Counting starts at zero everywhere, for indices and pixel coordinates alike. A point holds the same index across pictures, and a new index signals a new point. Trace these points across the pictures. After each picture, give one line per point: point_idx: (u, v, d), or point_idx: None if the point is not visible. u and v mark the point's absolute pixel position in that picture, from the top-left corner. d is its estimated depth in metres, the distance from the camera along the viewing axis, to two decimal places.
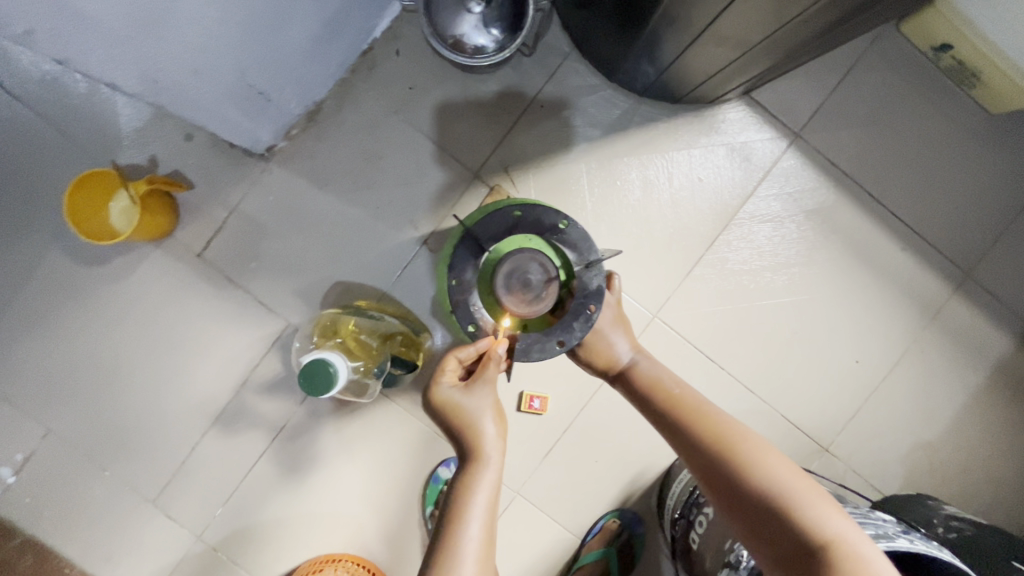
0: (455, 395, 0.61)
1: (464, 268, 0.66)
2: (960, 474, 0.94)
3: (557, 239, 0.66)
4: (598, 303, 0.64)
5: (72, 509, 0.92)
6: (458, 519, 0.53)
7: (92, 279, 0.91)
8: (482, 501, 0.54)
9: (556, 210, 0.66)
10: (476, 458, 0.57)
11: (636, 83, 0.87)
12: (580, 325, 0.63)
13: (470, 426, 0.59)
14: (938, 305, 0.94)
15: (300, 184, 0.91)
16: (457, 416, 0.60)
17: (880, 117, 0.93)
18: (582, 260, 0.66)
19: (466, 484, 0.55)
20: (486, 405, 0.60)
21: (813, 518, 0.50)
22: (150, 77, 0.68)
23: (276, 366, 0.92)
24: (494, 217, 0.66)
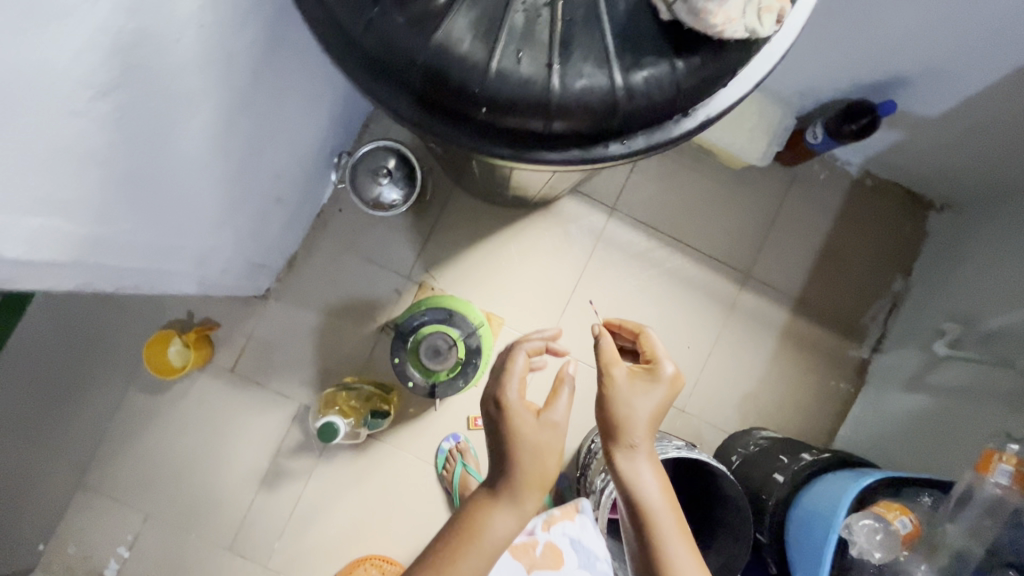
0: (518, 415, 0.76)
1: (398, 349, 1.05)
2: (773, 407, 1.39)
3: (449, 323, 1.05)
4: (478, 355, 1.04)
5: (174, 565, 1.30)
6: (475, 537, 0.74)
7: (160, 402, 1.31)
8: (500, 531, 0.74)
9: (444, 306, 1.06)
10: (509, 488, 0.75)
11: (499, 199, 1.32)
12: (470, 370, 1.03)
13: (515, 453, 0.75)
14: (733, 299, 1.40)
15: (291, 309, 1.34)
16: (510, 443, 0.76)
17: (665, 185, 1.39)
18: (466, 330, 1.05)
19: (491, 507, 0.75)
20: (549, 432, 0.77)
21: None
22: (212, 287, 1.08)
23: (299, 435, 1.32)
24: (409, 318, 1.07)
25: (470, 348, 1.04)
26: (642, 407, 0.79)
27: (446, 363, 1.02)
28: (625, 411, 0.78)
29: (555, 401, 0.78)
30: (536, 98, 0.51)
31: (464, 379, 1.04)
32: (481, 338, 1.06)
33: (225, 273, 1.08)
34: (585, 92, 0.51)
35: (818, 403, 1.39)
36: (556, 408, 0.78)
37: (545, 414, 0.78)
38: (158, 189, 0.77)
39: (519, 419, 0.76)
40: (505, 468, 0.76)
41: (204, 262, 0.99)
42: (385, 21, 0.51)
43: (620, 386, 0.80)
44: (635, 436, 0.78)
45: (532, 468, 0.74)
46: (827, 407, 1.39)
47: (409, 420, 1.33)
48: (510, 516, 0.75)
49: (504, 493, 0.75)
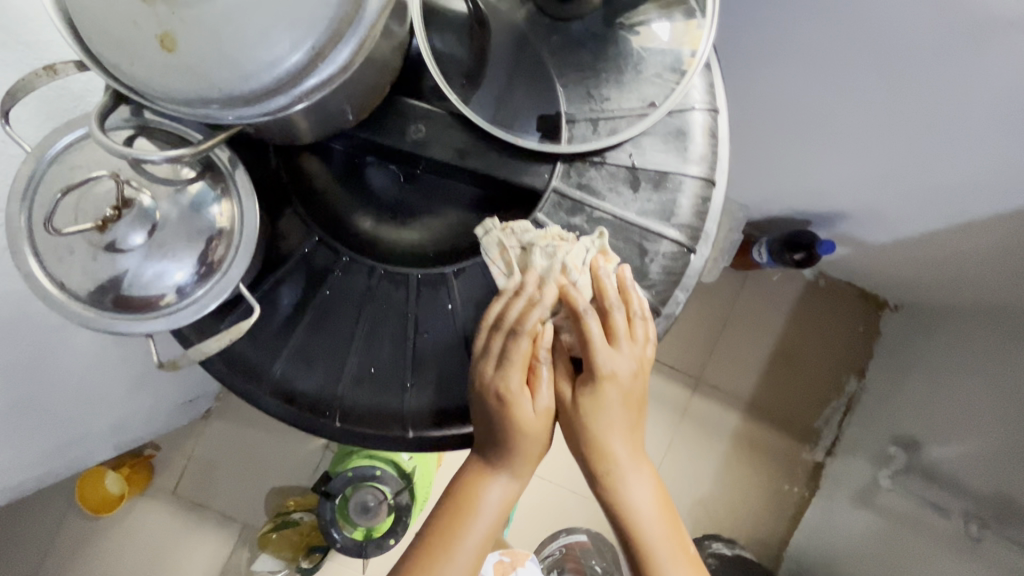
0: (509, 393, 0.52)
1: (324, 507, 1.01)
2: (728, 513, 1.37)
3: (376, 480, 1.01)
4: (408, 512, 1.02)
5: None
6: (460, 513, 0.56)
7: (101, 526, 1.30)
8: (491, 502, 0.56)
9: (371, 463, 1.01)
10: (498, 465, 0.56)
11: None
12: (400, 526, 1.01)
13: (506, 434, 0.54)
14: (684, 404, 1.37)
15: (233, 428, 1.32)
16: (493, 413, 0.53)
17: None
18: (395, 487, 1.02)
19: (481, 480, 0.56)
20: (538, 413, 0.54)
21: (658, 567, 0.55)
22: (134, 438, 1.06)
23: (243, 556, 1.30)
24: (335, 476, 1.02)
25: (401, 506, 1.02)
26: (622, 373, 0.53)
27: (376, 521, 1.00)
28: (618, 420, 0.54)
29: (540, 385, 0.55)
30: (394, 407, 0.56)
31: (396, 534, 1.02)
32: (411, 493, 1.03)
33: (149, 422, 1.06)
34: (440, 386, 0.56)
35: (770, 508, 1.38)
36: (545, 392, 0.54)
37: (537, 389, 0.54)
38: (44, 388, 0.77)
39: (515, 399, 0.53)
40: (488, 438, 0.55)
41: (119, 424, 0.98)
42: (249, 342, 0.57)
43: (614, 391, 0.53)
44: (620, 451, 0.55)
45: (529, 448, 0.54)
46: (781, 513, 1.38)
47: None
48: (507, 485, 0.56)
49: (492, 460, 0.56)
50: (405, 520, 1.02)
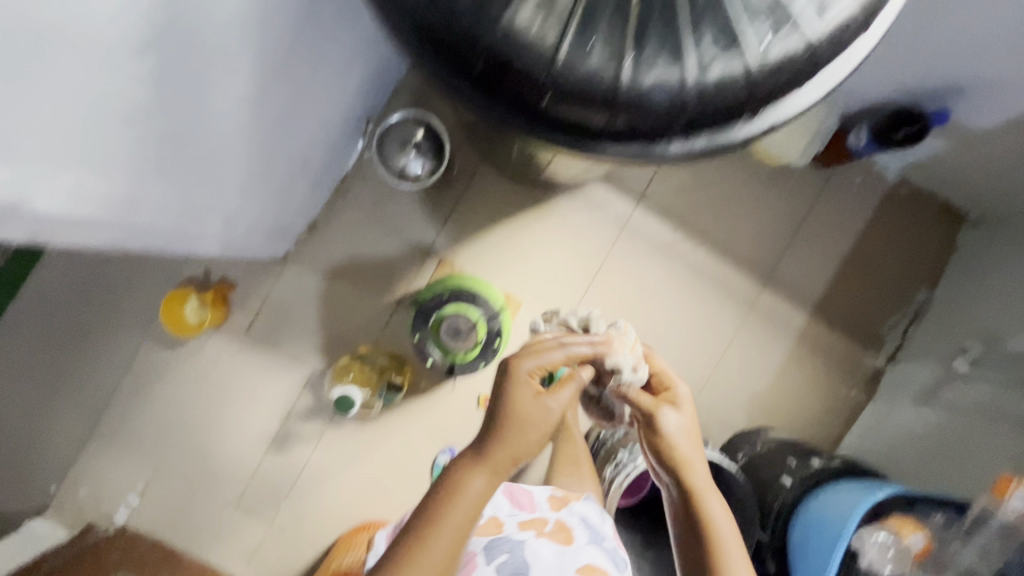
0: (520, 400, 0.69)
1: (419, 326, 1.08)
2: (784, 411, 1.39)
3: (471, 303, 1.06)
4: (498, 336, 1.07)
5: (182, 516, 1.33)
6: (456, 492, 0.66)
7: (175, 357, 1.32)
8: (475, 495, 0.67)
9: (466, 286, 1.07)
10: (489, 458, 0.67)
11: (525, 179, 1.29)
12: (491, 350, 1.07)
13: (507, 431, 0.68)
14: (753, 298, 1.38)
15: (308, 275, 1.33)
16: (501, 428, 0.68)
17: (694, 179, 1.36)
18: (487, 312, 1.07)
19: (471, 477, 0.67)
20: (546, 416, 0.69)
21: (700, 493, 0.75)
22: (231, 250, 1.06)
23: (310, 400, 1.33)
24: (429, 297, 1.08)
25: (491, 330, 1.07)
26: (672, 425, 0.78)
27: (466, 344, 1.06)
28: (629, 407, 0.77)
29: (562, 390, 0.72)
30: (605, 92, 0.50)
31: (483, 360, 1.08)
32: (502, 320, 1.08)
33: (247, 237, 1.07)
34: (661, 69, 0.49)
35: (825, 408, 1.40)
36: (562, 398, 0.71)
37: (548, 399, 0.70)
38: (195, 150, 0.75)
39: (521, 390, 0.69)
40: (494, 442, 0.68)
41: (230, 227, 0.98)
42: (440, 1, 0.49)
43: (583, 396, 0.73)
44: (682, 448, 0.77)
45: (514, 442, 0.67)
46: (835, 413, 1.39)
47: (419, 395, 1.34)
48: (486, 480, 0.67)
49: (483, 459, 0.67)
50: (493, 347, 1.07)
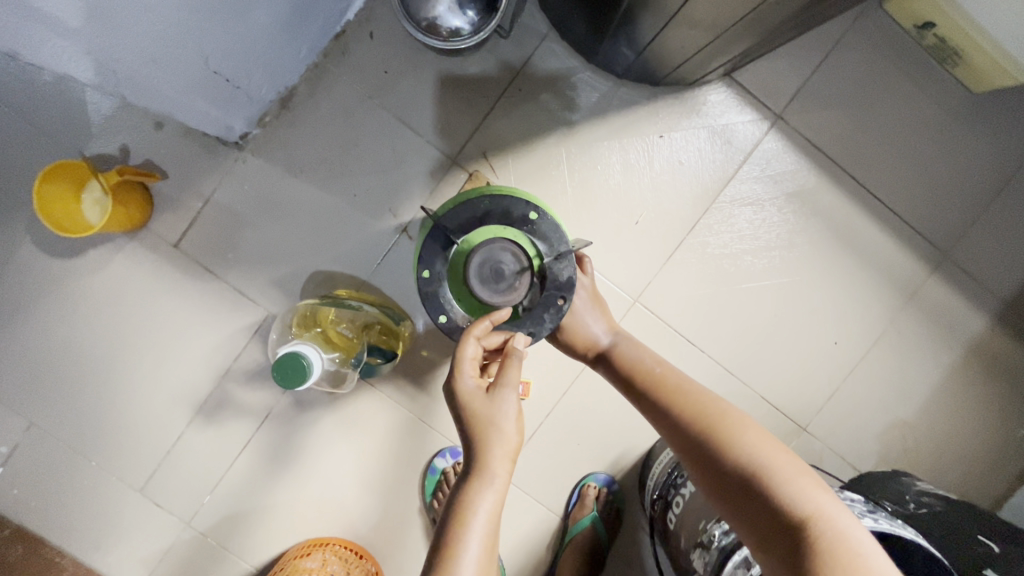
0: (476, 398, 0.57)
1: (434, 259, 0.65)
2: (933, 451, 0.97)
3: (528, 231, 0.66)
4: (570, 293, 0.64)
5: (60, 499, 0.92)
6: (461, 521, 0.51)
7: (68, 271, 0.90)
8: (483, 517, 0.51)
9: (526, 201, 0.66)
10: (484, 471, 0.53)
11: (616, 65, 0.85)
12: (550, 316, 0.64)
13: (480, 435, 0.55)
14: (916, 286, 0.95)
15: (274, 173, 0.90)
16: (478, 435, 0.55)
17: (860, 98, 0.91)
18: (553, 251, 0.66)
19: (472, 496, 0.52)
20: (506, 413, 0.57)
21: (694, 403, 0.60)
22: (108, 68, 0.62)
23: (261, 356, 0.92)
24: (462, 209, 0.66)
25: (553, 280, 0.64)
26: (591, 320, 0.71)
27: (504, 296, 0.64)
28: (492, 425, 0.55)
29: (507, 370, 0.59)
30: None
31: (531, 332, 0.64)
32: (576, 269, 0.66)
33: (157, 67, 0.63)
34: None
35: (990, 455, 0.98)
36: (515, 381, 0.59)
37: (499, 391, 0.58)
38: None
39: (476, 393, 0.58)
40: (473, 447, 0.55)
41: (102, 28, 0.54)
42: None
43: (481, 398, 0.57)
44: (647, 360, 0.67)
45: (497, 440, 0.55)
46: (1002, 464, 0.98)
47: (419, 366, 0.93)
48: (492, 497, 0.53)
49: (477, 472, 0.54)
50: (554, 309, 0.64)
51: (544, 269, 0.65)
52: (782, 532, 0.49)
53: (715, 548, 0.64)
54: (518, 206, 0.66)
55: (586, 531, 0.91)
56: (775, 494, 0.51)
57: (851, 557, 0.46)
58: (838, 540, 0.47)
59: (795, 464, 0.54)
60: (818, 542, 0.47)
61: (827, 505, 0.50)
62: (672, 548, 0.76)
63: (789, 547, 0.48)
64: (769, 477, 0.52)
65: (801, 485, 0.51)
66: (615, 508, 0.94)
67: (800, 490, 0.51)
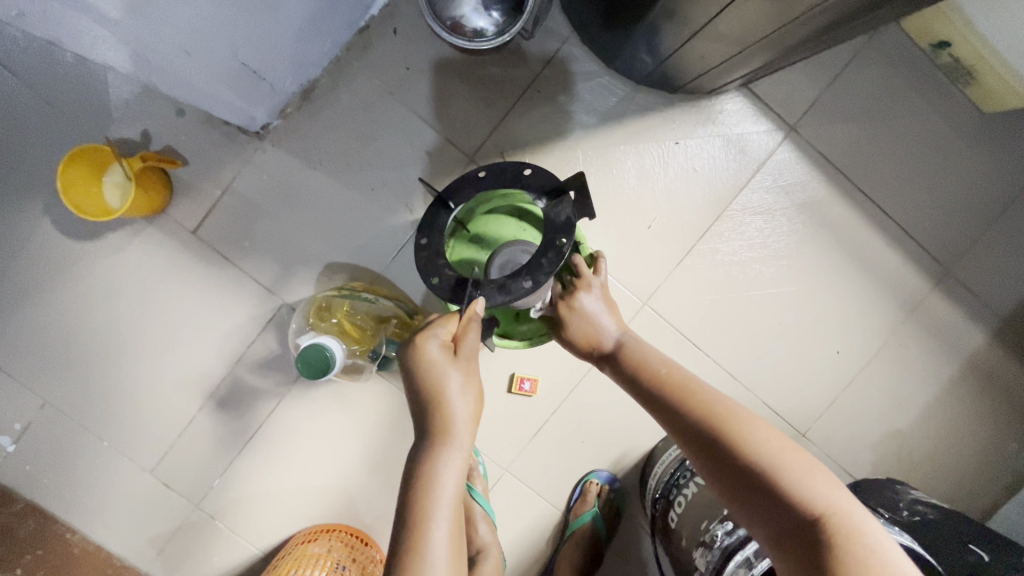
0: (438, 363, 0.60)
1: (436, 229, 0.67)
2: (926, 461, 1.00)
3: (521, 186, 0.66)
4: (566, 234, 0.63)
5: (71, 477, 0.94)
6: (429, 491, 0.55)
7: (86, 253, 0.91)
8: (449, 486, 0.56)
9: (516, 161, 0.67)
10: (452, 442, 0.57)
11: (635, 71, 0.86)
12: (548, 260, 0.62)
13: (444, 403, 0.59)
14: (918, 300, 0.97)
15: (293, 164, 0.91)
16: (443, 405, 0.59)
17: (873, 113, 0.93)
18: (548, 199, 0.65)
19: (437, 467, 0.56)
20: (466, 387, 0.60)
21: (698, 400, 0.59)
22: (142, 58, 0.63)
23: (273, 344, 0.94)
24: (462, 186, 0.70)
25: (550, 225, 0.63)
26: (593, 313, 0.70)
27: (518, 262, 0.66)
28: (455, 398, 0.59)
29: (467, 339, 0.62)
30: None
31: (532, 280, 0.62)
32: (575, 210, 0.64)
33: (190, 58, 0.64)
34: None
35: (982, 467, 1.00)
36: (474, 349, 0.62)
37: (461, 360, 0.61)
38: None
39: (439, 365, 0.60)
40: (435, 417, 0.58)
41: (141, 17, 0.54)
42: None
43: (444, 370, 0.60)
44: (648, 357, 0.66)
45: (462, 410, 0.59)
46: (994, 475, 1.00)
47: None
48: (459, 467, 0.57)
49: (440, 442, 0.57)
50: (553, 252, 0.62)
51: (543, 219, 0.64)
52: (796, 529, 0.50)
53: (717, 545, 0.67)
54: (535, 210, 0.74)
55: (587, 527, 0.93)
56: (781, 490, 0.52)
57: (869, 553, 0.47)
58: (860, 535, 0.48)
59: (803, 458, 0.54)
60: (833, 541, 0.48)
61: (838, 500, 0.51)
62: (672, 546, 0.78)
63: (801, 546, 0.49)
64: (776, 476, 0.52)
65: (812, 483, 0.52)
66: (615, 505, 0.96)
67: (813, 488, 0.51)
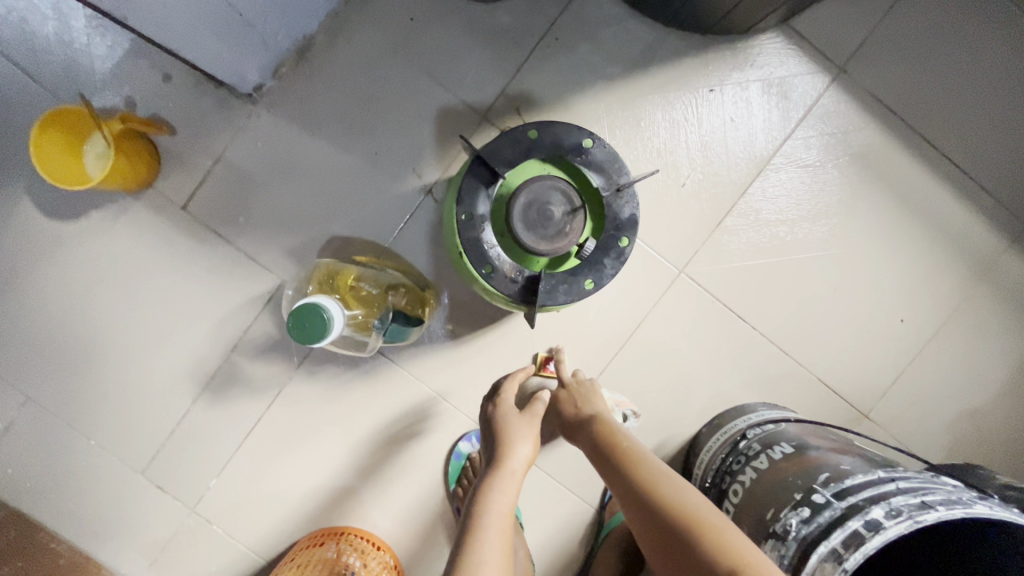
0: (504, 414, 0.70)
1: (476, 200, 0.60)
2: (1009, 442, 0.88)
3: (580, 160, 0.61)
4: (630, 233, 0.61)
5: (56, 480, 0.86)
6: (482, 505, 0.61)
7: (68, 234, 0.84)
8: (500, 507, 0.61)
9: (578, 127, 0.61)
10: (504, 467, 0.64)
11: (663, 9, 0.78)
12: (611, 262, 0.61)
13: (503, 438, 0.67)
14: (991, 259, 0.86)
15: (289, 129, 0.83)
16: (502, 440, 0.67)
17: (932, 49, 0.83)
18: (611, 183, 0.62)
19: (496, 488, 0.62)
20: (524, 433, 0.68)
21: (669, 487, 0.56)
22: None
23: (273, 328, 0.85)
24: (507, 142, 0.61)
25: (608, 219, 0.62)
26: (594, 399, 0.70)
27: (581, 288, 0.61)
28: (509, 435, 0.67)
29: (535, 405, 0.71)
30: None
31: (590, 276, 0.61)
32: (635, 205, 0.62)
33: None
34: None
35: None
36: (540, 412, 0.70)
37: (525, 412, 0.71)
38: None
39: (502, 410, 0.71)
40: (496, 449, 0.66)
41: None
42: None
43: (503, 413, 0.70)
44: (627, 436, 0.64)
45: (512, 441, 0.67)
46: None
47: (443, 341, 0.85)
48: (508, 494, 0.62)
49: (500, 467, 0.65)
50: (612, 248, 0.61)
51: (603, 207, 0.62)
52: None
53: (790, 540, 0.55)
54: (592, 181, 0.62)
55: (626, 526, 0.84)
56: None
57: None
58: None
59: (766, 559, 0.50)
60: None
61: None
62: None
63: None
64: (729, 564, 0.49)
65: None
66: None
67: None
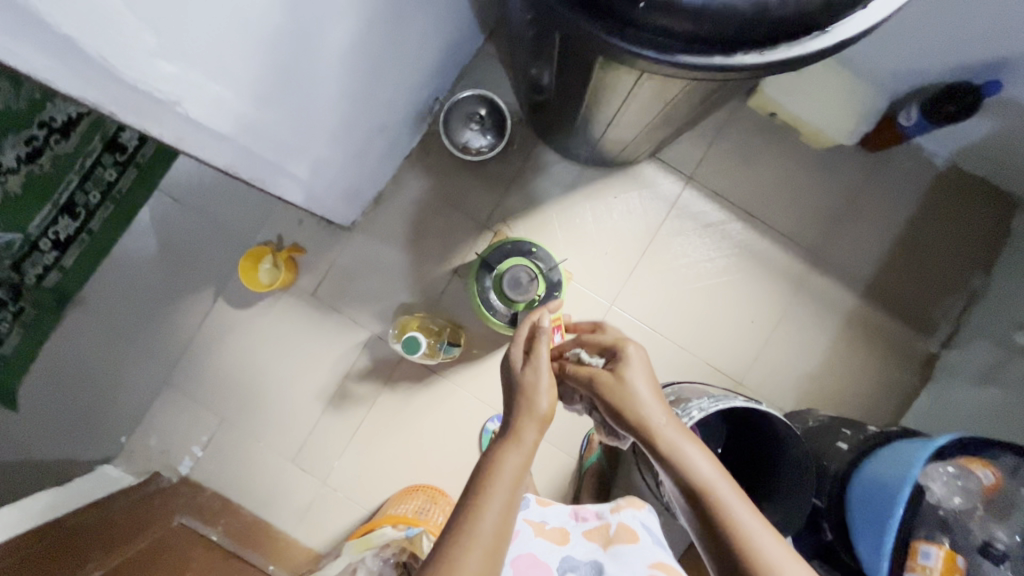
0: (529, 380, 0.76)
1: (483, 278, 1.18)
2: (833, 391, 1.38)
3: (533, 257, 1.20)
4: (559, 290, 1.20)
5: (240, 469, 1.39)
6: (491, 471, 0.68)
7: (244, 317, 1.41)
8: (512, 463, 0.69)
9: (529, 242, 1.21)
10: (514, 436, 0.72)
11: (580, 157, 1.37)
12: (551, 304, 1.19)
13: (526, 393, 0.75)
14: (801, 278, 1.40)
15: (371, 243, 1.41)
16: (522, 394, 0.76)
17: (744, 160, 1.41)
18: (549, 266, 1.20)
19: (503, 452, 0.70)
20: (542, 385, 0.76)
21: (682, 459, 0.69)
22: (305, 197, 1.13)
23: (368, 362, 1.40)
24: (497, 252, 1.20)
25: (550, 284, 1.19)
26: (642, 385, 0.74)
27: None
28: (531, 390, 0.75)
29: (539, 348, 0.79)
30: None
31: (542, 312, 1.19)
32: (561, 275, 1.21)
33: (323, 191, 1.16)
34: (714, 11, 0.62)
35: (876, 391, 1.38)
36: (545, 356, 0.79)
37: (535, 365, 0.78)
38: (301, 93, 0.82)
39: (521, 372, 0.78)
40: (519, 405, 0.75)
41: (312, 174, 1.06)
42: None
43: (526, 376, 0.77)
44: (653, 413, 0.72)
45: (526, 402, 0.74)
46: (886, 396, 1.38)
47: (472, 360, 1.39)
48: (519, 455, 0.70)
49: (513, 438, 0.72)
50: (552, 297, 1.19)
51: (546, 277, 1.20)
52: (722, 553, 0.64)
53: None
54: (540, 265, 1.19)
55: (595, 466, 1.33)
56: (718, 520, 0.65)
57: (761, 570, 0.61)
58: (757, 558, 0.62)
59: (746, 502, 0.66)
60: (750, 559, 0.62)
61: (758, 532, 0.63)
62: None
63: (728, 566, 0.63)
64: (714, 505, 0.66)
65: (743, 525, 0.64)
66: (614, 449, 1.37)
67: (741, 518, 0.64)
